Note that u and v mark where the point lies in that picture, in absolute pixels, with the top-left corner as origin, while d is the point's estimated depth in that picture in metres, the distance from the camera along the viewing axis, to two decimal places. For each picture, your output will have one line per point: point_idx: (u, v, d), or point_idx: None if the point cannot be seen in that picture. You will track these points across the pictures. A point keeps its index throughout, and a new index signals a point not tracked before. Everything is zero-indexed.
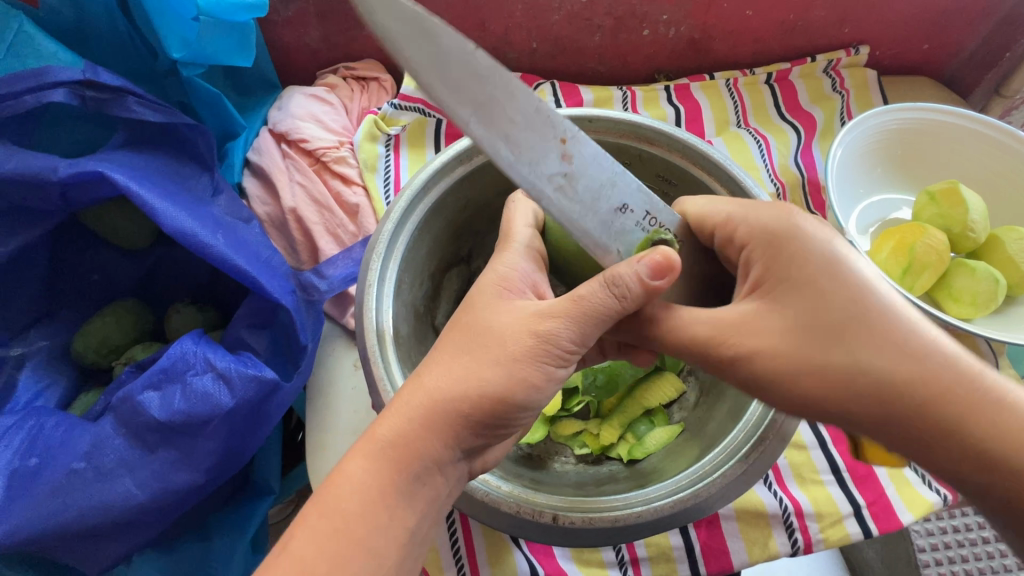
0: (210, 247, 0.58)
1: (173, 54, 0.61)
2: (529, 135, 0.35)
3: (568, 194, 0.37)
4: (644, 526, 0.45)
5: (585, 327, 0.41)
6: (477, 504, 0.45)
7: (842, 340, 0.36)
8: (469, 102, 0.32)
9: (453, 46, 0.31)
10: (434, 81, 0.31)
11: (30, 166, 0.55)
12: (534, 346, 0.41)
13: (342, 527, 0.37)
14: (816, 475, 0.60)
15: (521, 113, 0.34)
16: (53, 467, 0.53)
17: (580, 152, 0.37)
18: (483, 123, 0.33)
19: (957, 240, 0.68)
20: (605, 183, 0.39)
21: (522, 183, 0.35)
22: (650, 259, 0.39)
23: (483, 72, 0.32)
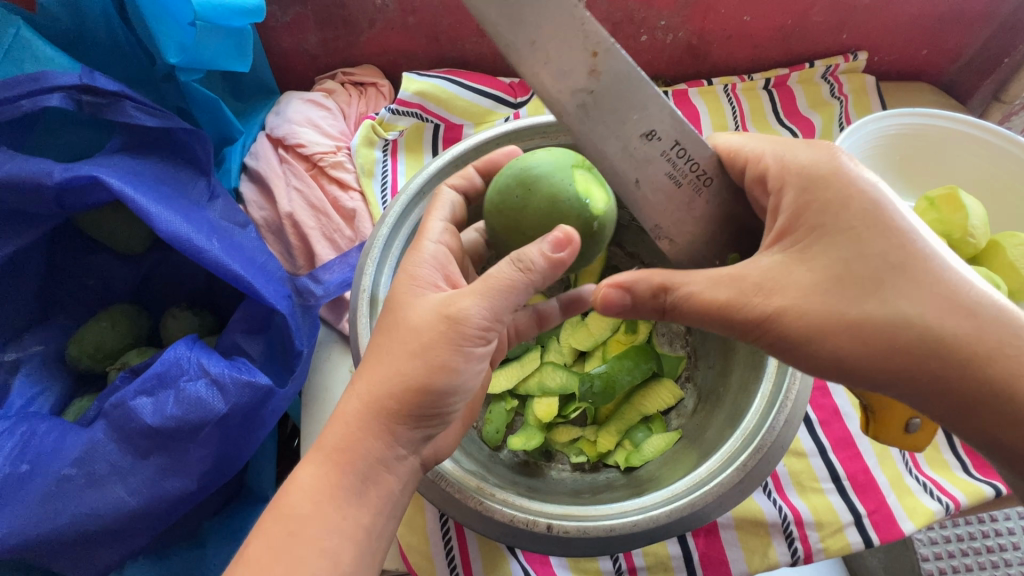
0: (206, 252, 0.58)
1: (171, 61, 0.61)
2: (554, 31, 0.35)
3: (579, 103, 0.37)
4: (639, 535, 0.44)
5: (495, 301, 0.40)
6: (472, 512, 0.45)
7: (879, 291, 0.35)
8: (495, 8, 0.34)
9: None
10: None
11: (26, 170, 0.55)
12: (446, 330, 0.40)
13: (296, 531, 0.37)
14: (816, 483, 0.59)
15: (548, 17, 0.35)
16: (43, 474, 0.52)
17: (611, 67, 0.36)
18: (510, 27, 0.35)
19: (957, 245, 0.68)
20: (633, 103, 0.37)
21: (541, 91, 0.36)
22: (551, 235, 0.40)
23: None
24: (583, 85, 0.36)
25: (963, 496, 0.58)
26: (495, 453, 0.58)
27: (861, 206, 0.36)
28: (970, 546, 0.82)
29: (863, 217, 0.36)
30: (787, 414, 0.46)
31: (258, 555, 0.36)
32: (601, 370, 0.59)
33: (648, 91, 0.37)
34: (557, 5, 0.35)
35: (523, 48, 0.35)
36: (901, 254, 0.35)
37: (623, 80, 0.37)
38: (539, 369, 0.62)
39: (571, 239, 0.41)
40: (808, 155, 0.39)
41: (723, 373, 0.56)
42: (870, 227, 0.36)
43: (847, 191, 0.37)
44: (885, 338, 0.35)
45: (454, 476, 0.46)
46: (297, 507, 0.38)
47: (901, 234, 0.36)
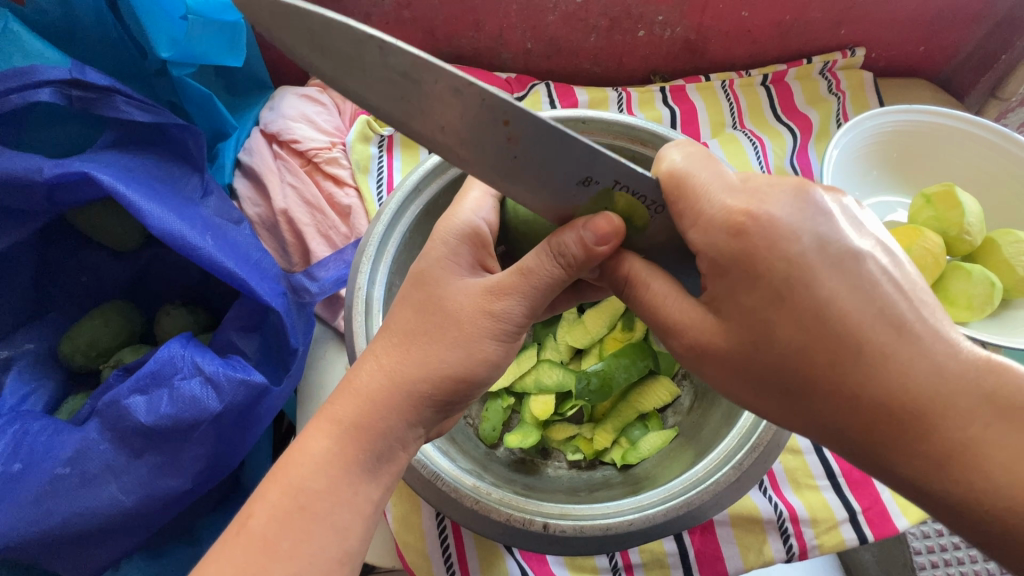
0: (199, 250, 0.57)
1: (161, 54, 0.60)
2: (455, 115, 0.32)
3: (502, 170, 0.35)
4: (635, 535, 0.44)
5: (535, 298, 0.41)
6: (467, 512, 0.44)
7: (780, 371, 0.35)
8: (393, 107, 0.32)
9: (359, 47, 0.29)
10: (363, 88, 0.31)
11: (15, 166, 0.54)
12: (487, 324, 0.41)
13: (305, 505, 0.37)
14: (812, 480, 0.59)
15: (445, 103, 0.32)
16: (36, 473, 0.51)
17: (528, 133, 0.33)
18: (415, 119, 0.33)
19: (953, 243, 0.69)
20: (561, 162, 0.34)
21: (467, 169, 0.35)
22: (595, 228, 0.37)
23: (395, 64, 0.30)
24: (504, 153, 0.34)
25: None
26: (492, 450, 0.58)
27: (775, 282, 0.34)
28: (961, 539, 0.83)
29: (774, 293, 0.34)
30: None
31: (268, 526, 0.36)
32: (597, 368, 0.59)
33: (574, 145, 0.33)
34: (448, 88, 0.31)
35: (434, 136, 0.33)
36: (807, 337, 0.34)
37: (544, 143, 0.33)
38: (535, 367, 0.61)
39: (617, 228, 0.37)
40: (727, 220, 0.35)
41: None
42: (782, 311, 0.34)
43: (756, 273, 0.35)
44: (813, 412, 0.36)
45: (450, 476, 0.45)
46: (312, 481, 0.37)
47: (811, 314, 0.34)
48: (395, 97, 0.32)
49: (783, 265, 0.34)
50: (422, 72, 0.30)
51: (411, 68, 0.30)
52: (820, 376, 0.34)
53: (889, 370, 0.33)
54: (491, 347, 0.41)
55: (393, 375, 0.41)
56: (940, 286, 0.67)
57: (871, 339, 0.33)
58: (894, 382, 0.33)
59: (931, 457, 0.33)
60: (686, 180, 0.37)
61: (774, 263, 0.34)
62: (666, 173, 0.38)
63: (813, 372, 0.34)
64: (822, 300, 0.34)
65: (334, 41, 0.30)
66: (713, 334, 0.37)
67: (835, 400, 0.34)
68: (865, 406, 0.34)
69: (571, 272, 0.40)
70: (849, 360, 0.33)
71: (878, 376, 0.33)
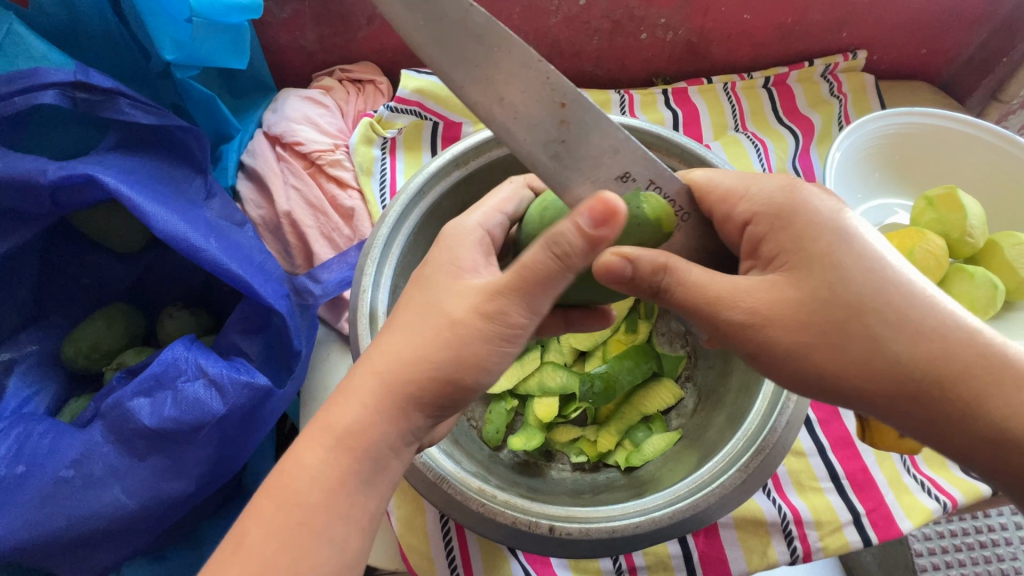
0: (203, 252, 0.57)
1: (166, 57, 0.60)
2: (522, 88, 0.36)
3: (551, 154, 0.38)
4: (641, 537, 0.44)
5: (533, 295, 0.39)
6: (472, 514, 0.44)
7: (854, 319, 0.35)
8: (464, 70, 0.34)
9: (453, 10, 0.33)
10: (437, 51, 0.34)
11: (20, 168, 0.54)
12: (482, 327, 0.39)
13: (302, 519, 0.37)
14: (815, 482, 0.59)
15: (515, 75, 0.35)
16: (40, 475, 0.51)
17: (582, 116, 0.37)
18: (481, 89, 0.35)
19: (955, 245, 0.69)
20: (603, 148, 0.38)
21: (515, 148, 0.37)
22: (590, 207, 0.35)
23: (480, 31, 0.34)
24: (554, 134, 0.37)
25: (961, 495, 0.58)
26: (495, 453, 0.58)
27: (833, 231, 0.37)
28: (964, 541, 0.83)
29: (836, 240, 0.37)
30: (789, 415, 0.46)
31: (263, 544, 0.36)
32: (601, 370, 0.59)
33: (616, 136, 0.38)
34: (523, 61, 0.35)
35: (495, 107, 0.36)
36: (876, 280, 0.36)
37: (591, 127, 0.38)
38: (539, 369, 0.61)
39: (617, 210, 0.35)
40: (771, 187, 0.40)
41: (722, 374, 0.56)
42: (831, 262, 0.36)
43: (795, 227, 0.38)
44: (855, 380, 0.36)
45: (455, 478, 0.45)
46: (305, 495, 0.37)
47: (869, 258, 0.36)
48: (468, 65, 0.34)
49: (823, 222, 0.37)
50: (500, 43, 0.35)
51: (489, 36, 0.34)
52: (889, 319, 0.35)
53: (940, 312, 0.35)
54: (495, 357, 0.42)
55: (396, 367, 0.39)
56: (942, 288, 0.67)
57: (906, 300, 0.36)
58: (931, 341, 0.35)
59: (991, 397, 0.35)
60: (717, 182, 0.41)
61: (823, 218, 0.37)
62: (697, 178, 0.43)
63: (881, 315, 0.35)
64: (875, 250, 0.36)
65: (428, 0, 0.33)
66: (764, 294, 0.37)
67: (905, 341, 0.35)
68: (901, 371, 0.35)
69: (569, 263, 0.37)
70: (909, 302, 0.35)
71: (918, 337, 0.35)
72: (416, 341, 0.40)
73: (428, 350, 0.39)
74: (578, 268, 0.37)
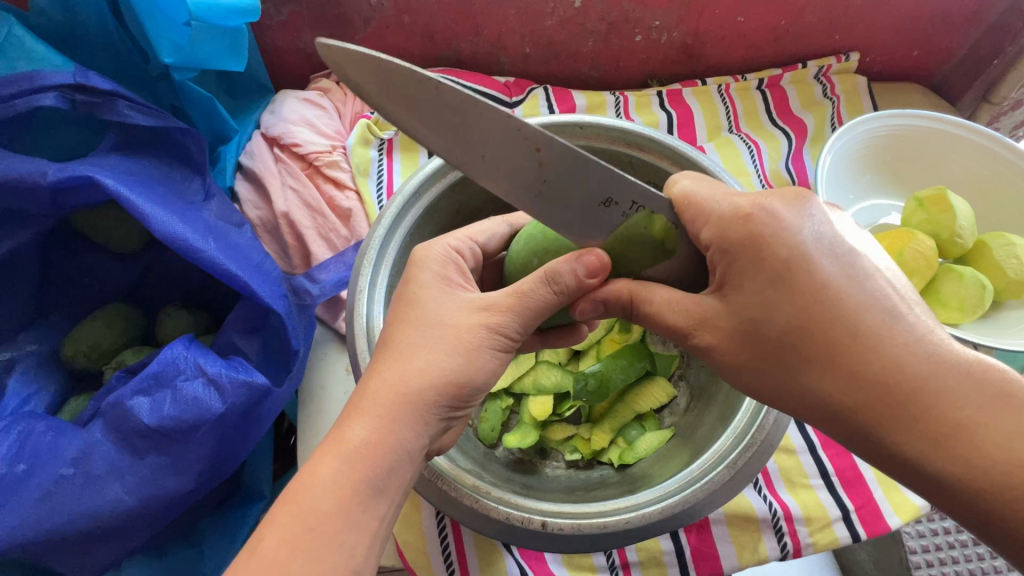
0: (201, 253, 0.58)
1: (165, 59, 0.61)
2: (497, 145, 0.36)
3: (535, 194, 0.38)
4: (632, 532, 0.45)
5: (527, 318, 0.44)
6: (467, 510, 0.45)
7: (784, 350, 0.37)
8: (439, 139, 0.35)
9: (416, 83, 0.33)
10: (411, 120, 0.34)
11: (20, 170, 0.55)
12: (486, 336, 0.43)
13: (314, 526, 0.37)
14: (805, 479, 0.60)
15: (488, 134, 0.35)
16: (41, 473, 0.52)
17: (560, 157, 0.36)
18: (458, 151, 0.35)
19: (945, 245, 0.70)
20: (584, 182, 0.38)
21: (500, 196, 0.37)
22: (586, 258, 0.40)
23: (449, 100, 0.34)
24: (536, 177, 0.37)
25: None
26: (491, 450, 0.59)
27: (778, 268, 0.37)
28: (957, 538, 0.84)
29: (780, 279, 0.37)
30: (777, 413, 0.47)
31: (278, 549, 0.35)
32: (595, 369, 0.60)
33: (598, 169, 0.37)
34: (494, 120, 0.35)
35: (476, 165, 0.36)
36: (810, 316, 0.36)
37: (573, 166, 0.37)
38: (534, 368, 0.62)
39: (607, 262, 0.41)
40: (729, 216, 0.38)
41: (714, 372, 0.57)
42: (781, 293, 0.37)
43: (761, 257, 0.37)
44: (805, 403, 0.38)
45: (450, 475, 0.46)
46: (320, 504, 0.37)
47: (811, 296, 0.36)
48: (442, 131, 0.34)
49: (786, 252, 0.37)
50: (470, 107, 0.34)
51: (458, 101, 0.34)
52: (819, 351, 0.36)
53: (890, 350, 0.35)
54: (487, 357, 0.44)
55: (425, 374, 0.42)
56: (932, 287, 0.68)
57: (872, 336, 0.35)
58: (889, 383, 0.34)
59: (936, 440, 0.33)
60: (695, 199, 0.40)
61: (781, 251, 0.37)
62: (677, 190, 0.41)
63: (811, 347, 0.36)
64: (822, 283, 0.36)
65: (393, 79, 0.33)
66: (718, 315, 0.40)
67: (827, 374, 0.36)
68: (831, 406, 0.36)
69: (563, 299, 0.43)
70: (848, 338, 0.35)
71: (868, 378, 0.35)
72: (441, 347, 0.43)
73: (451, 353, 0.43)
74: (567, 301, 0.43)
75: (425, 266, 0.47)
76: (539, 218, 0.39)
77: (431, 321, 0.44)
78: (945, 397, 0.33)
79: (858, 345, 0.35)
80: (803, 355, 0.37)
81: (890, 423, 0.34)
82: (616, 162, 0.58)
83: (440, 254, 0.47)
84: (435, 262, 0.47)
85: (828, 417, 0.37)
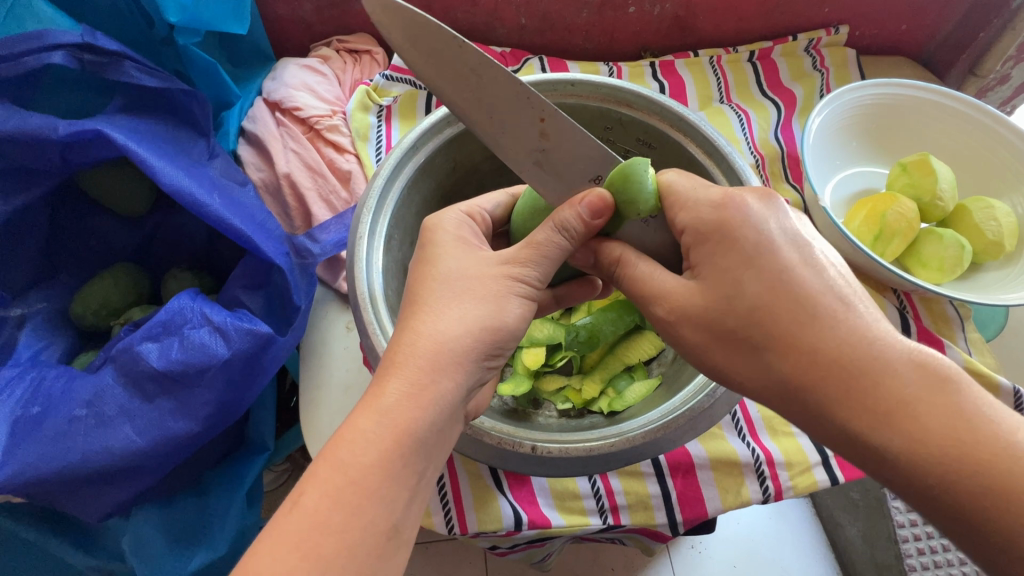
0: (207, 207, 0.60)
1: (170, 19, 0.63)
2: (507, 108, 0.41)
3: (534, 158, 0.43)
4: (616, 457, 0.47)
5: (548, 265, 0.44)
6: (461, 436, 0.48)
7: (748, 330, 0.37)
8: (459, 96, 0.40)
9: (450, 45, 0.39)
10: (439, 77, 0.39)
11: (31, 124, 0.57)
12: (508, 285, 0.43)
13: (354, 480, 0.36)
14: (787, 427, 0.63)
15: (503, 98, 0.41)
16: (55, 414, 0.55)
17: (559, 129, 0.42)
18: (475, 110, 0.41)
19: (926, 209, 0.72)
20: (577, 156, 0.43)
21: (502, 157, 0.42)
22: (587, 199, 0.42)
23: (472, 63, 0.39)
24: (535, 144, 0.42)
25: None
26: (487, 400, 0.62)
27: (745, 249, 0.37)
28: None
29: (748, 259, 0.37)
30: None
31: (318, 499, 0.35)
32: (585, 322, 0.63)
33: (591, 145, 0.43)
34: (508, 86, 0.40)
35: (486, 125, 0.41)
36: (769, 295, 0.36)
37: (570, 140, 0.42)
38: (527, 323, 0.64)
39: (609, 199, 0.42)
40: (708, 203, 0.39)
41: None
42: (750, 274, 0.37)
43: (730, 241, 0.38)
44: (763, 381, 0.37)
45: None
46: (364, 457, 0.36)
47: (773, 275, 0.36)
48: (461, 87, 0.40)
49: (754, 237, 0.37)
50: (485, 69, 0.40)
51: (479, 65, 0.39)
52: (779, 330, 0.36)
53: (843, 331, 0.35)
54: (513, 309, 0.43)
55: (461, 324, 0.41)
56: (913, 249, 0.70)
57: (823, 316, 0.35)
58: (844, 362, 0.34)
59: (883, 421, 0.33)
60: (675, 190, 0.42)
61: (747, 234, 0.37)
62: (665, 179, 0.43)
63: (774, 326, 0.36)
64: (784, 266, 0.36)
65: (426, 37, 0.38)
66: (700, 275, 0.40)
67: (784, 354, 0.36)
68: (790, 386, 0.36)
69: (576, 242, 0.43)
70: (803, 314, 0.35)
71: (821, 356, 0.35)
72: (465, 300, 0.42)
73: (480, 302, 0.42)
74: (580, 243, 0.44)
75: (444, 228, 0.47)
76: (531, 184, 0.44)
77: (456, 277, 0.43)
78: (896, 375, 0.33)
79: (812, 323, 0.35)
80: (764, 332, 0.36)
81: (841, 404, 0.34)
82: (606, 120, 0.61)
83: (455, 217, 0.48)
84: (451, 225, 0.47)
85: (789, 398, 0.37)
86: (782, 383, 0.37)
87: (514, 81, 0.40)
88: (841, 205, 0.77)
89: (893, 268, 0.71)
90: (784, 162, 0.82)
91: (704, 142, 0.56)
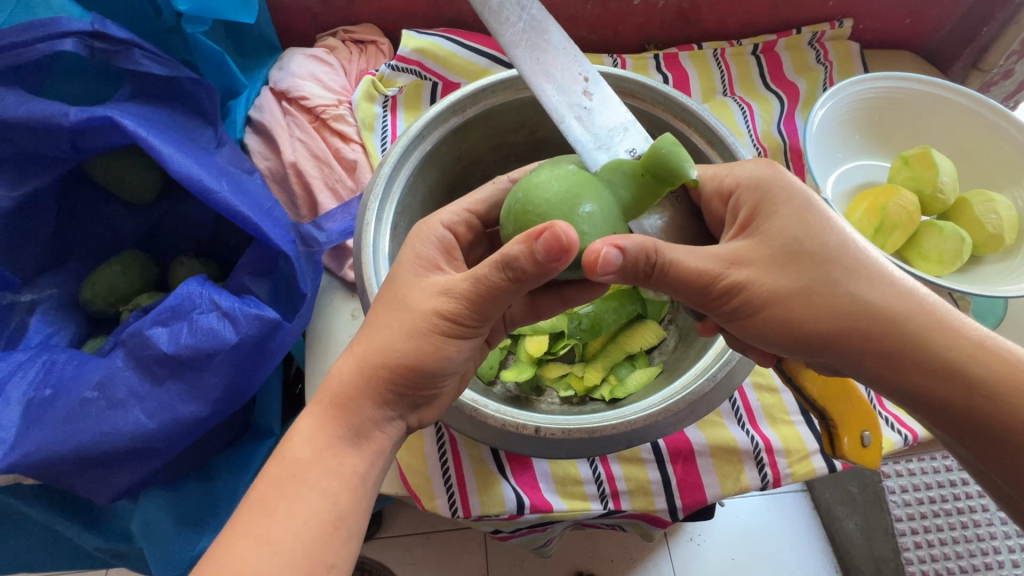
0: (215, 194, 0.61)
1: (180, 7, 0.64)
2: (549, 53, 0.46)
3: (570, 106, 0.45)
4: (618, 439, 0.48)
5: (484, 304, 0.41)
6: (467, 418, 0.49)
7: (820, 271, 0.41)
8: (508, 29, 0.46)
9: None
10: (494, 12, 0.46)
11: (43, 111, 0.58)
12: (436, 321, 0.42)
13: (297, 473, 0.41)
14: (787, 416, 0.64)
15: (548, 43, 0.46)
16: (67, 396, 0.56)
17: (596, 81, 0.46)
18: (520, 45, 0.46)
19: (928, 201, 0.73)
20: (611, 112, 0.45)
21: (541, 92, 0.45)
22: (540, 235, 0.35)
23: (525, 4, 0.46)
24: (572, 93, 0.45)
25: (920, 429, 0.64)
26: (489, 386, 0.63)
27: (796, 203, 0.42)
28: (941, 508, 0.97)
29: (801, 210, 0.42)
30: None
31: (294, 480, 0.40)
32: (588, 310, 0.63)
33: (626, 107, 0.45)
34: (554, 35, 0.47)
35: (527, 60, 0.45)
36: (828, 242, 0.41)
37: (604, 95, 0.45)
38: None
39: (569, 242, 0.34)
40: (752, 169, 0.44)
41: None
42: (806, 225, 0.41)
43: (780, 199, 0.42)
44: (835, 319, 0.41)
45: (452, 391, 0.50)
46: (299, 452, 0.42)
47: (822, 227, 0.42)
48: (512, 23, 0.46)
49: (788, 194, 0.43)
50: (534, 13, 0.46)
51: (531, 9, 0.46)
52: (843, 269, 0.41)
53: (876, 270, 0.42)
54: (448, 347, 0.43)
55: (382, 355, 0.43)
56: (914, 241, 0.71)
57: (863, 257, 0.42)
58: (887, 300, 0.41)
59: (920, 340, 0.41)
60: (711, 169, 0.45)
61: (791, 190, 0.43)
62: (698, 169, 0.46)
63: (839, 265, 0.41)
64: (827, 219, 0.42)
65: None
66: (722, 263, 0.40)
67: (855, 288, 0.41)
68: (857, 318, 0.41)
69: (519, 282, 0.38)
70: (854, 258, 0.41)
71: (871, 293, 0.41)
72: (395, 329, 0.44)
73: (405, 336, 0.43)
74: (524, 287, 0.39)
75: (441, 223, 0.49)
76: (571, 140, 0.43)
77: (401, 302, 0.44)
78: (918, 312, 0.41)
79: (856, 272, 0.41)
80: (832, 276, 0.41)
81: (892, 331, 0.41)
82: None
83: (435, 232, 0.48)
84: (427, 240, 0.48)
85: (858, 330, 0.41)
86: (854, 317, 0.41)
87: (561, 40, 0.46)
88: (842, 198, 0.78)
89: (893, 260, 0.72)
90: (787, 155, 0.82)
91: (708, 132, 0.56)
